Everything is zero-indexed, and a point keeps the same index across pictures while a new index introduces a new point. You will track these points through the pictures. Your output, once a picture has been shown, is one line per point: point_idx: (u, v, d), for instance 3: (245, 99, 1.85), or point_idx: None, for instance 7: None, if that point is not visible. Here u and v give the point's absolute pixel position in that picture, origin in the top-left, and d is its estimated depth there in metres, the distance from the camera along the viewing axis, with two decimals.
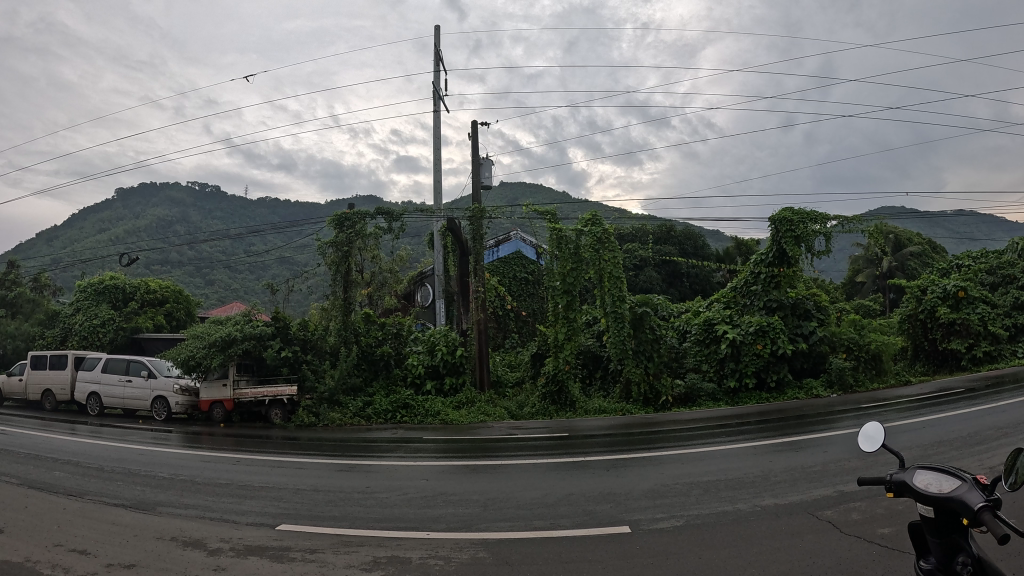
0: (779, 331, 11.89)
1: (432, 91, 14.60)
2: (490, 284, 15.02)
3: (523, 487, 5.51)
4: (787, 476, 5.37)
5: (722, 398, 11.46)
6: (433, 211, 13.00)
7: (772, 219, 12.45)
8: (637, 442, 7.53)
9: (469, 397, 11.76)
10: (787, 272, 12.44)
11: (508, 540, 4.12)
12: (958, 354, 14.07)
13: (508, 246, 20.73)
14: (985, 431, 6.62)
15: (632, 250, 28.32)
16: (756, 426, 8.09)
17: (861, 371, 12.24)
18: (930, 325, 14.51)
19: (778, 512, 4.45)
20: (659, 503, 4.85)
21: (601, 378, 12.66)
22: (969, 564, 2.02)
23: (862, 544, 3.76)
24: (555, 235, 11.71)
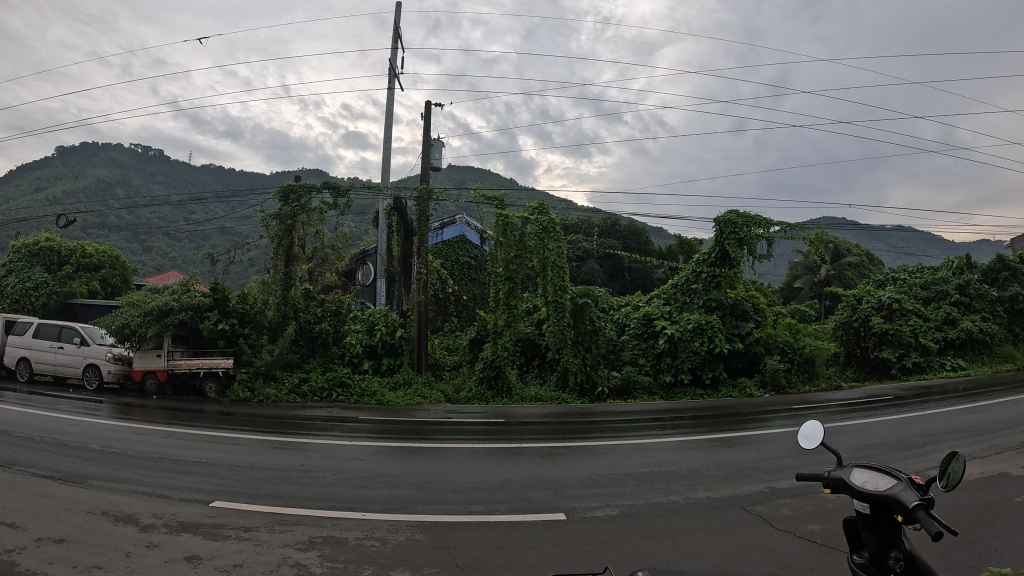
0: (716, 330, 12.18)
1: (387, 67, 14.33)
2: (433, 266, 15.06)
3: (461, 471, 5.52)
4: (720, 471, 5.53)
5: (657, 392, 11.70)
6: (381, 188, 12.84)
7: (716, 221, 12.77)
8: (574, 431, 7.61)
9: (405, 377, 11.72)
10: (728, 273, 12.80)
11: (443, 524, 4.12)
12: (888, 363, 14.63)
13: (452, 229, 20.64)
14: (913, 438, 6.95)
15: (576, 241, 28.53)
16: (690, 421, 8.31)
17: (794, 373, 12.64)
18: (863, 333, 15.14)
19: (710, 505, 4.59)
20: (595, 492, 4.94)
21: (538, 365, 12.80)
22: (901, 560, 2.13)
23: (792, 539, 3.91)
24: (501, 222, 11.61)
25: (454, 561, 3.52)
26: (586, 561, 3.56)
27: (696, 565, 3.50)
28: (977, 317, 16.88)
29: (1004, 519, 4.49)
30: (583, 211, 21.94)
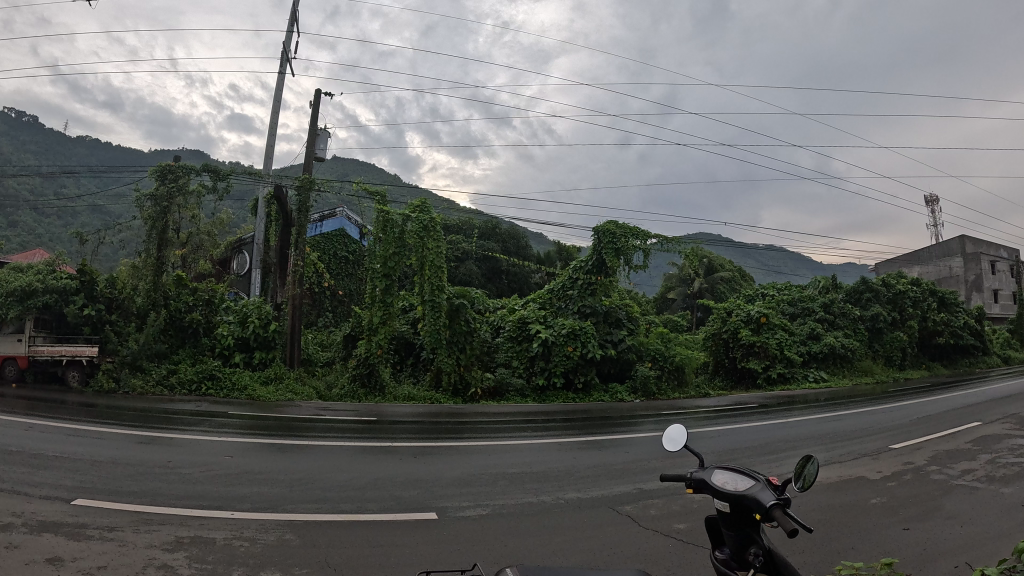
0: (589, 336, 12.60)
1: (281, 50, 13.84)
2: (311, 259, 14.75)
3: (333, 469, 5.41)
4: (591, 473, 5.70)
5: (529, 395, 11.86)
6: (262, 174, 12.36)
7: (596, 230, 13.21)
8: (447, 431, 7.62)
9: (277, 372, 11.29)
10: (604, 281, 13.35)
11: (316, 523, 4.03)
12: (754, 373, 15.53)
13: (332, 222, 20.09)
14: (775, 443, 7.49)
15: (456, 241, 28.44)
16: (562, 423, 8.52)
17: (664, 380, 13.24)
18: (732, 344, 15.94)
19: (580, 505, 4.73)
20: (466, 491, 4.97)
21: (412, 364, 12.70)
22: (761, 555, 2.27)
23: (659, 537, 4.09)
24: (381, 217, 11.56)
25: (326, 561, 3.43)
26: (459, 560, 3.58)
27: (564, 562, 3.59)
28: (840, 334, 18.93)
29: (852, 520, 4.91)
30: (467, 212, 22.01)
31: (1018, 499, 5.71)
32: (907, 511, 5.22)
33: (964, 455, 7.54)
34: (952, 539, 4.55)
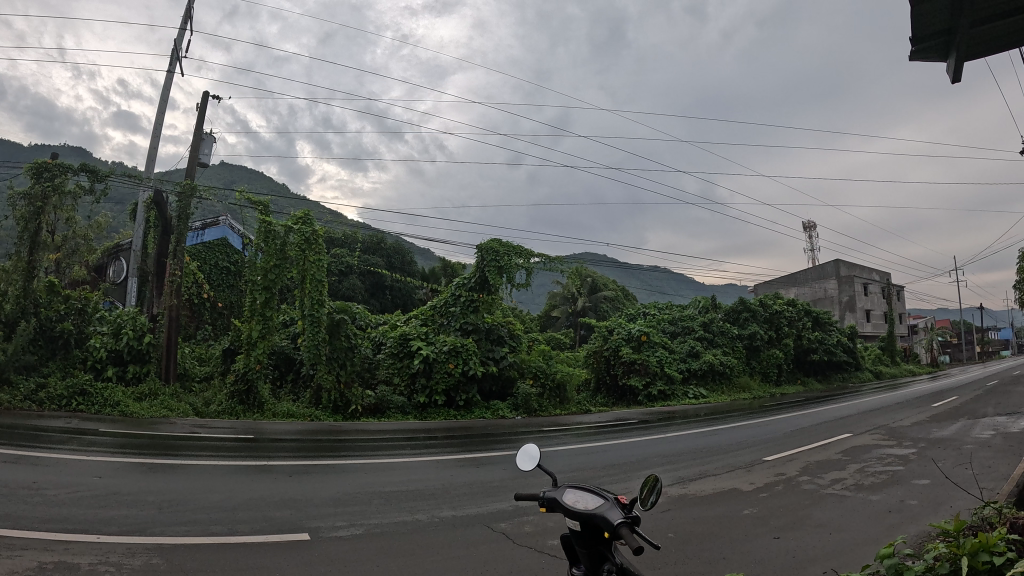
0: (470, 353, 12.58)
1: (171, 49, 13.28)
2: (191, 268, 14.06)
3: (205, 489, 5.14)
4: (467, 490, 5.70)
5: (411, 412, 11.70)
6: (142, 177, 11.69)
7: (480, 247, 13.32)
8: (328, 449, 7.42)
9: (154, 388, 10.62)
10: (486, 299, 13.49)
11: (185, 546, 3.82)
12: (635, 390, 15.99)
13: (215, 231, 19.22)
14: (652, 459, 7.86)
15: (341, 255, 27.84)
16: (447, 441, 8.48)
17: (545, 397, 13.47)
18: (612, 362, 16.53)
19: (456, 523, 4.72)
20: (341, 511, 4.85)
21: (292, 381, 12.26)
22: (611, 570, 2.34)
23: (536, 553, 4.14)
24: (264, 227, 11.18)
25: None
26: None
27: None
28: (717, 350, 19.99)
29: (726, 531, 5.16)
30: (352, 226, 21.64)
31: (883, 506, 6.16)
32: (777, 521, 5.55)
33: (836, 465, 8.12)
34: (817, 547, 4.85)
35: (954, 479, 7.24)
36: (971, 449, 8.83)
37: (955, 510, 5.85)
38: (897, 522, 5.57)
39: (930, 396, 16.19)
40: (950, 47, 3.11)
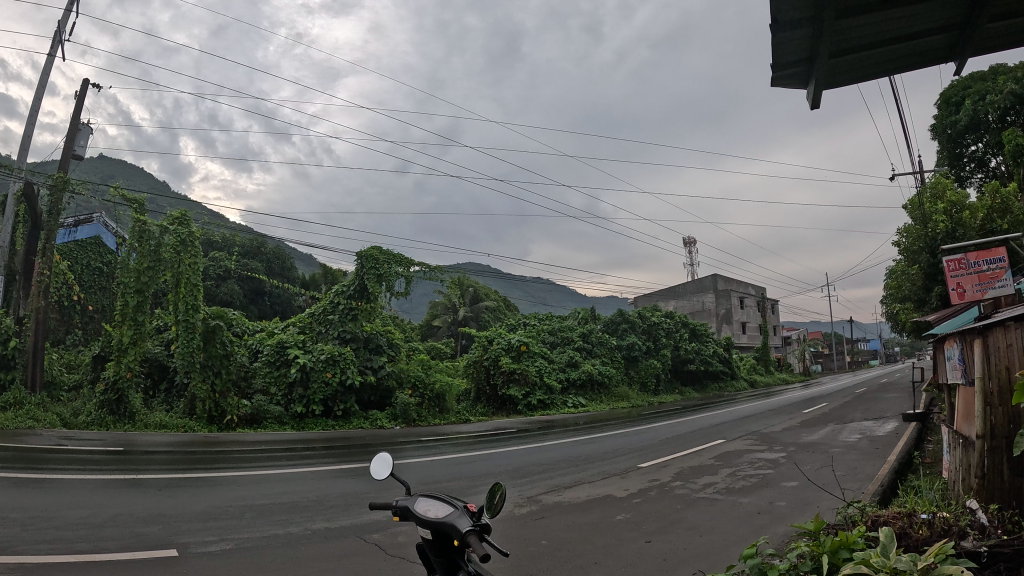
0: (348, 362, 12.55)
1: (55, 31, 12.58)
2: (59, 269, 13.41)
3: (68, 506, 4.89)
4: (340, 502, 5.66)
5: (288, 422, 11.39)
6: (11, 168, 11.07)
7: (360, 255, 13.80)
8: (202, 461, 7.15)
9: (17, 397, 10.15)
10: (365, 307, 13.56)
11: (43, 565, 3.63)
12: (515, 400, 16.92)
13: (88, 229, 18.48)
14: (528, 466, 8.55)
15: (217, 259, 26.61)
16: (322, 451, 8.42)
17: (424, 407, 13.62)
18: (492, 371, 17.09)
19: (327, 535, 4.69)
20: (210, 525, 4.72)
21: (166, 390, 11.94)
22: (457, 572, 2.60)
23: (402, 562, 4.14)
24: (137, 228, 10.72)
25: None
26: None
27: None
28: (597, 360, 21.41)
29: (599, 537, 5.61)
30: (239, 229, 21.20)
31: (752, 508, 6.77)
32: (650, 525, 6.01)
33: (707, 469, 8.70)
34: (687, 548, 5.30)
35: (821, 480, 7.89)
36: (840, 451, 9.42)
37: (817, 511, 6.52)
38: (764, 523, 6.12)
39: (804, 402, 17.18)
40: (810, 76, 3.50)
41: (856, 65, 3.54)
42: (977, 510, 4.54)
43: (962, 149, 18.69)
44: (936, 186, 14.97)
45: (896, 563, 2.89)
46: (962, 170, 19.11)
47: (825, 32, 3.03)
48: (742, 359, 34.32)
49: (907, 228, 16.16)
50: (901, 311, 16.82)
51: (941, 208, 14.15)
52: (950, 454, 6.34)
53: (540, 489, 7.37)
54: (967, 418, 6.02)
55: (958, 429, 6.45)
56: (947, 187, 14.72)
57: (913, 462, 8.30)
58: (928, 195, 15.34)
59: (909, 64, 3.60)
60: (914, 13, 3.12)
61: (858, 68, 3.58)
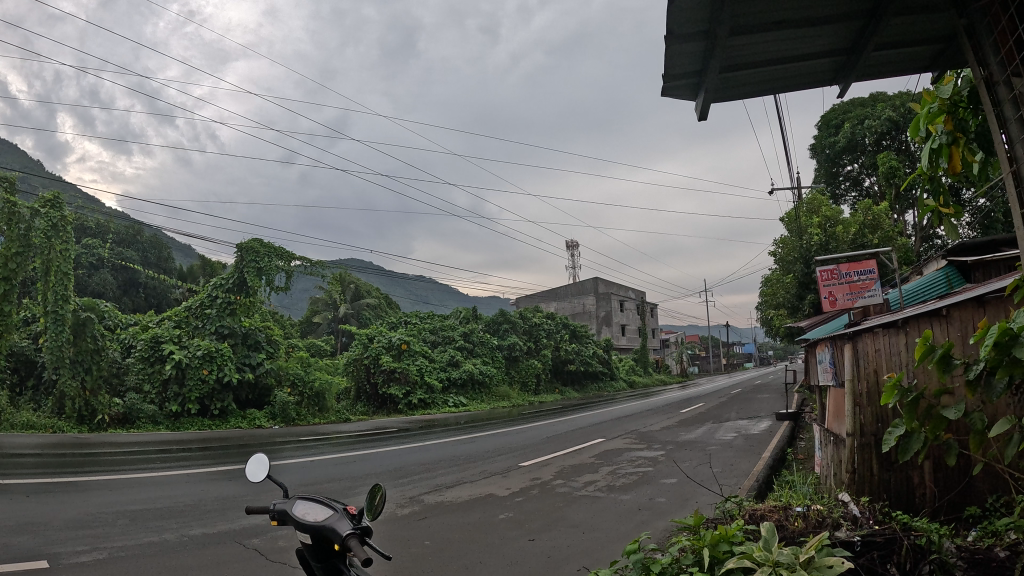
0: (225, 359, 11.98)
1: None
2: None
3: None
4: (217, 505, 5.40)
5: (162, 422, 10.87)
6: None
7: (240, 247, 13.07)
8: (71, 465, 6.64)
9: None
10: (243, 302, 13.08)
11: None
12: (395, 399, 16.81)
13: None
14: (410, 466, 8.47)
15: (90, 247, 25.07)
16: (198, 453, 8.00)
17: (303, 407, 13.31)
18: (373, 368, 16.82)
19: (205, 541, 4.45)
20: (82, 534, 4.38)
21: (33, 387, 11.01)
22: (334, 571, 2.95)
23: (283, 567, 4.00)
24: (6, 209, 9.64)
25: None
26: None
27: None
28: (478, 359, 21.51)
29: (483, 536, 5.60)
30: None
31: (635, 504, 7.02)
32: (532, 524, 6.08)
33: (586, 468, 8.92)
34: (570, 545, 5.41)
35: (698, 476, 8.28)
36: (716, 449, 9.89)
37: (696, 506, 6.86)
38: (645, 519, 6.36)
39: (680, 402, 17.94)
40: (698, 87, 3.68)
41: (745, 80, 3.72)
42: (849, 502, 4.88)
43: (839, 168, 20.08)
44: (813, 201, 16.00)
45: (777, 555, 3.01)
46: (837, 188, 20.48)
47: (714, 47, 3.19)
48: (621, 361, 35.42)
49: (784, 239, 17.20)
50: (775, 316, 17.93)
51: (816, 222, 15.15)
52: (822, 450, 6.82)
53: (421, 489, 7.32)
54: (838, 417, 6.48)
55: (829, 427, 6.97)
56: (822, 204, 15.76)
57: (786, 459, 8.84)
58: (804, 209, 16.41)
59: (796, 84, 3.83)
60: (799, 37, 3.30)
61: (748, 84, 3.77)
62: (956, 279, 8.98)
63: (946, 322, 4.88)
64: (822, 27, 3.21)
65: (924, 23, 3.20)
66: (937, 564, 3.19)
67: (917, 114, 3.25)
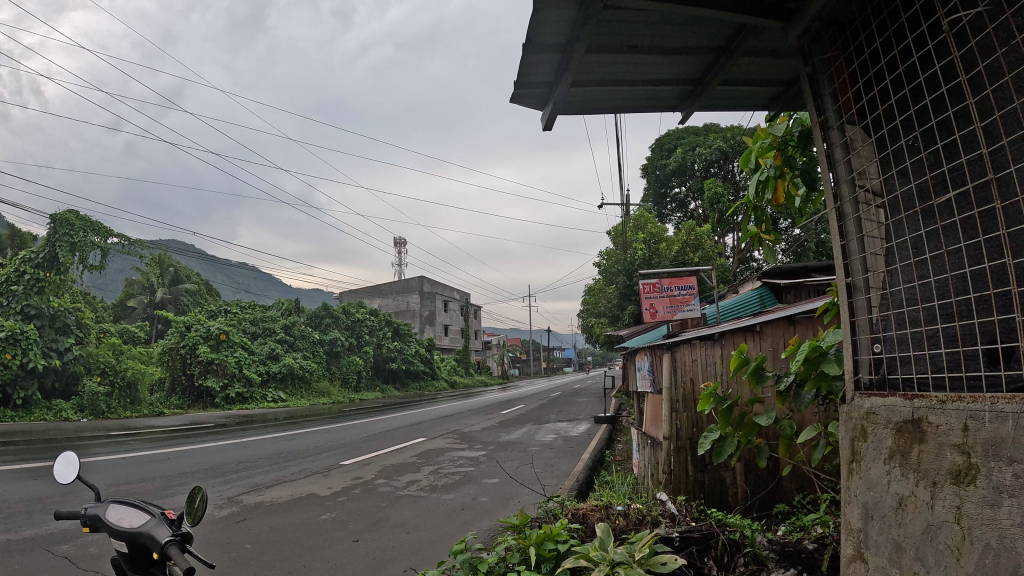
0: (30, 342, 10.89)
1: None
2: None
3: None
4: (19, 508, 4.77)
5: None
6: None
7: (53, 217, 11.77)
8: None
9: None
10: (53, 280, 11.70)
11: None
12: (212, 392, 16.48)
13: None
14: (228, 465, 7.96)
15: None
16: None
17: (114, 397, 12.49)
18: (189, 360, 16.25)
19: (8, 550, 3.92)
20: None
21: None
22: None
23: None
24: None
25: None
26: None
27: None
28: (299, 354, 20.79)
29: (305, 538, 5.34)
30: None
31: (460, 504, 7.07)
32: (356, 524, 5.89)
33: (407, 467, 8.84)
34: (394, 546, 5.27)
35: (520, 476, 8.49)
36: (537, 450, 10.24)
37: (519, 506, 7.00)
38: (469, 518, 6.39)
39: (501, 403, 18.45)
40: (546, 98, 3.28)
41: (585, 97, 3.38)
42: (667, 501, 5.18)
43: (667, 191, 21.54)
44: (640, 218, 17.06)
45: (613, 554, 3.02)
46: (663, 209, 21.92)
47: (569, 64, 2.83)
48: (443, 360, 35.68)
49: (609, 252, 18.16)
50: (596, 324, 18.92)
51: (641, 238, 16.18)
52: (640, 452, 7.27)
53: (239, 489, 6.88)
54: (655, 421, 6.93)
55: (646, 430, 7.41)
56: (648, 221, 16.81)
57: (604, 460, 9.36)
58: (631, 224, 17.41)
59: (639, 107, 3.62)
60: (651, 63, 3.05)
61: (591, 102, 3.45)
62: (770, 297, 9.86)
63: (758, 337, 5.41)
64: (675, 57, 3.00)
65: (776, 68, 3.32)
66: (751, 557, 3.36)
67: (751, 147, 3.47)
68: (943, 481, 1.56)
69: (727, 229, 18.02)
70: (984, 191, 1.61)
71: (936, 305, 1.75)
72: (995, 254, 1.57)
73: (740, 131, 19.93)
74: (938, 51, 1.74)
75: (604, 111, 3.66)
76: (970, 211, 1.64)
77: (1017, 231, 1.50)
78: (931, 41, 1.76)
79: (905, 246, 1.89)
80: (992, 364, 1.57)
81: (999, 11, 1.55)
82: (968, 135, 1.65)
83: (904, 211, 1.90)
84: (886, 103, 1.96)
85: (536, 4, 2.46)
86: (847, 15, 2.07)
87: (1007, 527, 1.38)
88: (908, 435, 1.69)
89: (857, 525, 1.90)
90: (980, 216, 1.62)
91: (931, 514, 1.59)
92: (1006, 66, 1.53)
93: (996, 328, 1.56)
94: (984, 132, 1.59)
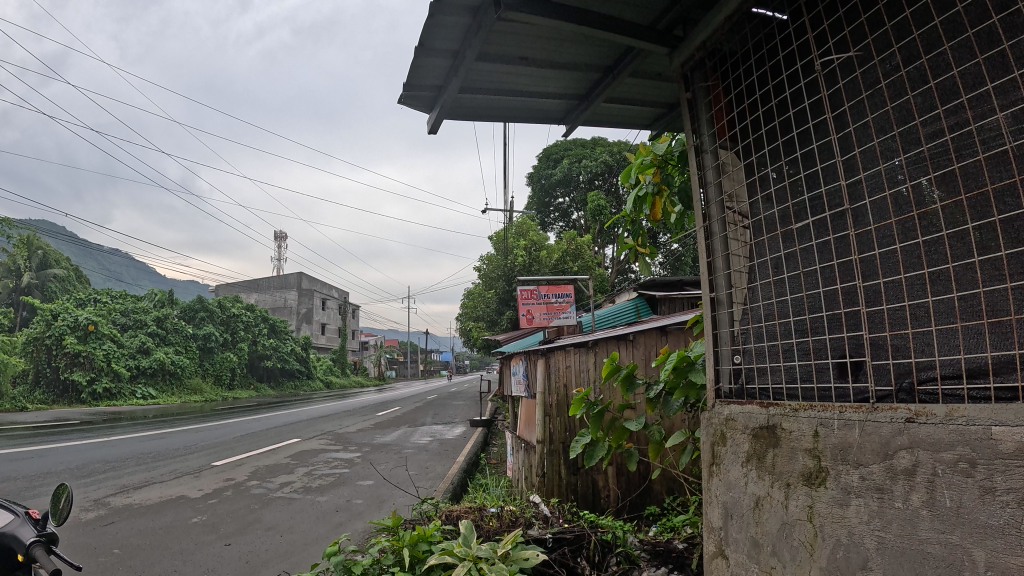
0: None
1: None
2: None
3: None
4: None
5: None
6: None
7: None
8: None
9: None
10: None
11: None
12: (79, 387, 15.57)
13: None
14: (94, 464, 7.49)
15: None
16: None
17: None
18: (55, 352, 15.26)
19: None
20: None
21: None
22: None
23: None
24: None
25: None
26: None
27: None
28: (170, 349, 19.73)
29: (174, 541, 5.11)
30: None
31: (333, 506, 6.97)
32: (227, 527, 5.67)
33: (282, 468, 8.62)
34: (267, 549, 5.12)
35: (395, 479, 8.46)
36: (412, 452, 10.24)
37: (393, 507, 6.99)
38: (342, 520, 6.31)
39: (378, 404, 18.29)
40: (434, 101, 3.28)
41: (476, 104, 3.42)
42: (540, 503, 5.34)
43: (550, 200, 22.06)
44: (522, 225, 17.38)
45: (477, 551, 3.06)
46: (546, 217, 22.39)
47: (460, 71, 2.84)
48: (318, 359, 34.85)
49: (490, 257, 18.41)
50: (474, 328, 19.09)
51: (522, 244, 16.56)
52: (514, 455, 7.40)
53: (105, 490, 6.49)
54: (529, 425, 7.09)
55: (521, 434, 7.56)
56: (531, 228, 17.18)
57: (479, 463, 9.49)
58: (514, 230, 17.69)
59: (522, 117, 3.70)
60: (544, 75, 3.14)
61: (479, 109, 3.48)
62: (644, 308, 10.48)
63: (631, 345, 5.57)
64: (563, 72, 3.11)
65: (659, 91, 3.52)
66: (622, 556, 3.52)
67: (632, 162, 3.65)
68: (796, 483, 1.72)
69: (607, 240, 18.69)
70: (839, 219, 1.80)
71: (791, 321, 1.95)
72: (847, 277, 1.76)
73: (624, 147, 20.73)
74: (809, 88, 1.93)
75: (493, 120, 3.70)
76: (826, 237, 1.84)
77: (868, 257, 1.70)
78: (804, 79, 1.94)
79: (766, 266, 2.08)
80: (841, 375, 1.75)
81: (867, 57, 1.72)
82: (829, 167, 1.84)
83: (767, 233, 2.09)
84: (757, 131, 2.15)
85: (434, 9, 2.49)
86: (729, 47, 2.24)
87: (855, 524, 1.54)
88: (764, 440, 1.86)
89: (718, 525, 2.05)
90: (835, 241, 1.81)
91: (784, 513, 1.75)
92: (869, 107, 1.71)
93: (846, 344, 1.76)
94: (844, 164, 1.78)
